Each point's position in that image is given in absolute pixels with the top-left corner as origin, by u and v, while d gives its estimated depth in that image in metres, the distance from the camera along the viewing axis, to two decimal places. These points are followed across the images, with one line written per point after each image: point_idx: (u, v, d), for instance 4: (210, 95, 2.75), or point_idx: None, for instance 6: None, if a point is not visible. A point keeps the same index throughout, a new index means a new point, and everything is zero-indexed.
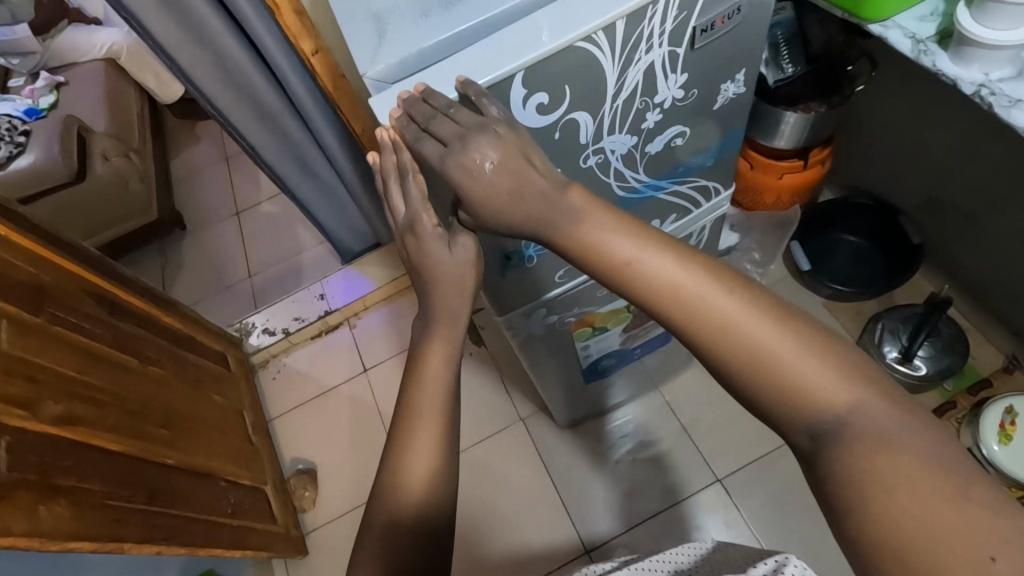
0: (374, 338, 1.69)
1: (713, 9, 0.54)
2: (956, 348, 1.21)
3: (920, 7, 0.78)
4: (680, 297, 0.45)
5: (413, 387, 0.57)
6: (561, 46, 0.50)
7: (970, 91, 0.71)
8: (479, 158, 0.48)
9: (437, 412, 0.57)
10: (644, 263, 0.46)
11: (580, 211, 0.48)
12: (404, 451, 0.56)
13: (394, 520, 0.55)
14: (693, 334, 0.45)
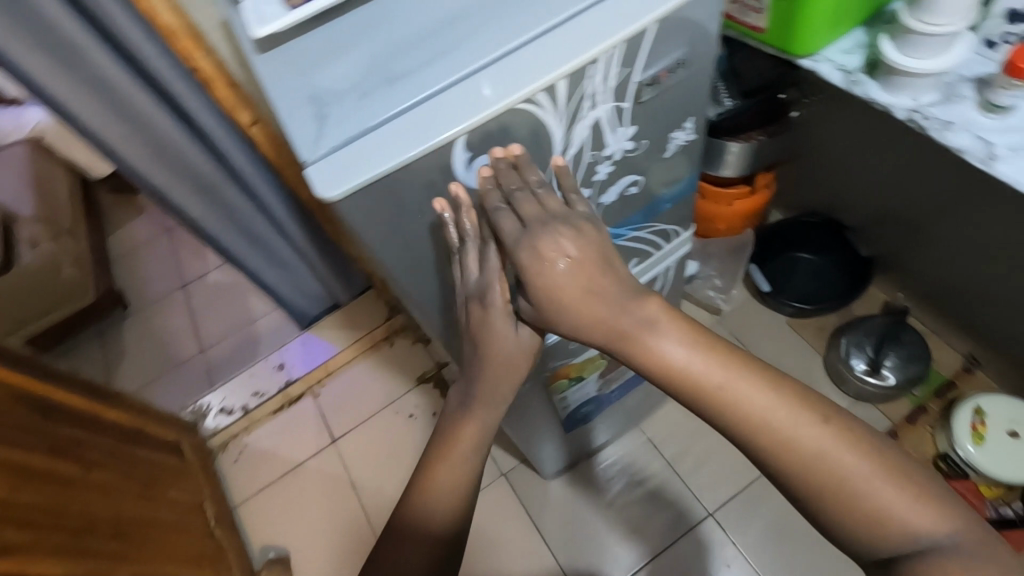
0: (340, 406, 1.61)
1: (656, 62, 0.48)
2: (922, 355, 1.24)
3: (845, 40, 0.81)
4: (767, 422, 0.43)
5: (433, 474, 0.54)
6: (500, 112, 0.43)
7: (904, 117, 0.74)
8: (558, 251, 0.44)
9: (455, 489, 0.54)
10: (722, 382, 0.44)
11: (652, 317, 0.44)
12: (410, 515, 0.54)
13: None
14: (774, 454, 0.43)
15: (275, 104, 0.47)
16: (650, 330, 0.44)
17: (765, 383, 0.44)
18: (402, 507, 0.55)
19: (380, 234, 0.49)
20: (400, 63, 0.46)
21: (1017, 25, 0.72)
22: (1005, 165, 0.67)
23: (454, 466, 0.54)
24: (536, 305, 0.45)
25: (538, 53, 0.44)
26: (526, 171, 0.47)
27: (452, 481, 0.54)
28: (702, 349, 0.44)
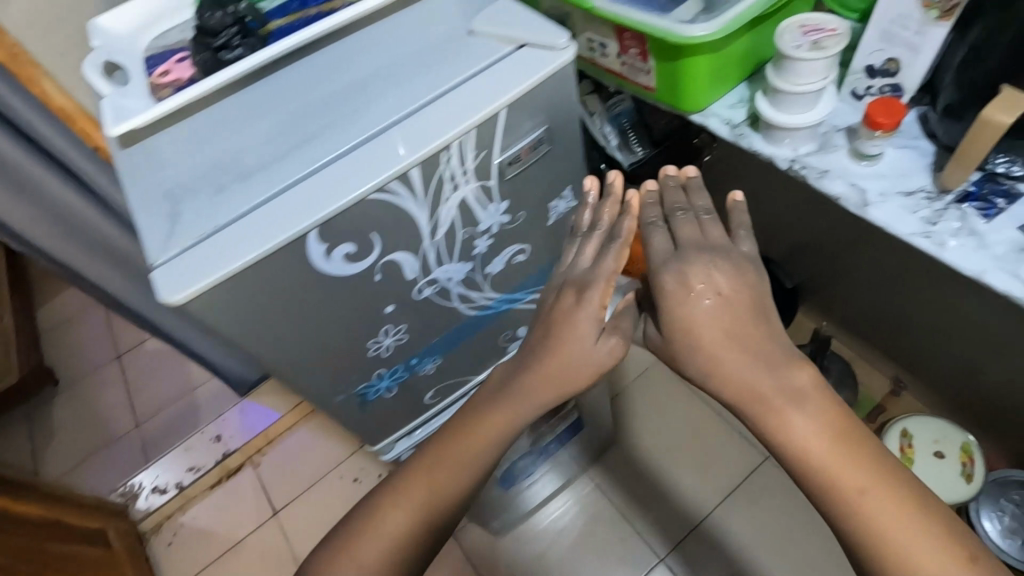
0: (282, 474, 1.54)
1: (515, 142, 0.49)
2: (847, 381, 1.28)
3: (730, 94, 0.85)
4: (872, 513, 0.45)
5: (416, 475, 0.52)
6: (353, 202, 0.43)
7: (785, 167, 0.77)
8: (708, 275, 0.51)
9: (436, 494, 0.51)
10: (840, 467, 0.45)
11: (800, 387, 0.47)
12: (380, 517, 0.51)
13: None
14: (866, 542, 0.45)
15: (132, 203, 0.46)
16: (785, 399, 0.47)
17: (885, 481, 0.45)
18: (371, 508, 0.51)
19: (260, 343, 0.48)
20: (259, 156, 0.47)
21: (876, 79, 0.74)
22: (878, 211, 0.70)
23: (437, 475, 0.52)
24: (672, 336, 0.50)
25: (395, 140, 0.45)
26: (695, 197, 0.59)
27: (433, 487, 0.51)
28: (832, 433, 0.46)
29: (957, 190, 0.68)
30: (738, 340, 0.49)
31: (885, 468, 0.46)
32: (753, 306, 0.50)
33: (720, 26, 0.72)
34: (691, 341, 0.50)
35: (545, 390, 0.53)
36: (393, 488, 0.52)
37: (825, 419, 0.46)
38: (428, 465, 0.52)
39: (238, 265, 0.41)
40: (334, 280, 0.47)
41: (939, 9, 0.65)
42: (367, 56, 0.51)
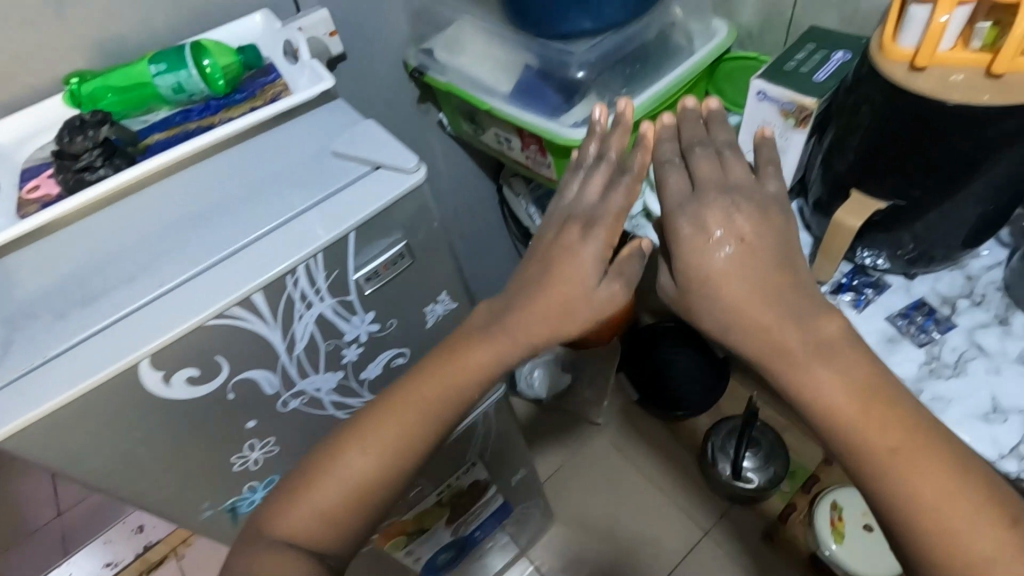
0: (207, 566, 1.46)
1: (371, 259, 0.50)
2: (778, 452, 1.29)
3: None
4: (914, 485, 0.39)
5: (375, 421, 0.48)
6: (190, 329, 0.43)
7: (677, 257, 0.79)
8: (726, 216, 0.46)
9: (397, 438, 0.48)
10: (876, 434, 0.40)
11: (826, 339, 0.43)
12: (337, 461, 0.47)
13: (308, 539, 0.47)
14: (904, 519, 0.39)
15: None
16: (811, 352, 0.42)
17: (925, 449, 0.40)
18: (328, 452, 0.48)
19: (91, 466, 0.45)
20: (108, 279, 0.47)
21: None
22: None
23: (398, 422, 0.48)
24: (682, 286, 0.47)
25: (245, 260, 0.46)
26: (715, 130, 0.53)
27: (395, 432, 0.48)
28: (860, 392, 0.41)
29: (830, 281, 0.71)
30: (762, 294, 0.44)
31: (927, 435, 0.40)
32: (776, 253, 0.45)
33: None
34: (711, 291, 0.45)
35: (528, 342, 0.49)
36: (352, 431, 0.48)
37: (854, 377, 0.41)
38: (389, 409, 0.49)
39: (66, 394, 0.40)
40: (178, 404, 0.46)
41: (794, 118, 0.70)
42: (232, 177, 0.54)
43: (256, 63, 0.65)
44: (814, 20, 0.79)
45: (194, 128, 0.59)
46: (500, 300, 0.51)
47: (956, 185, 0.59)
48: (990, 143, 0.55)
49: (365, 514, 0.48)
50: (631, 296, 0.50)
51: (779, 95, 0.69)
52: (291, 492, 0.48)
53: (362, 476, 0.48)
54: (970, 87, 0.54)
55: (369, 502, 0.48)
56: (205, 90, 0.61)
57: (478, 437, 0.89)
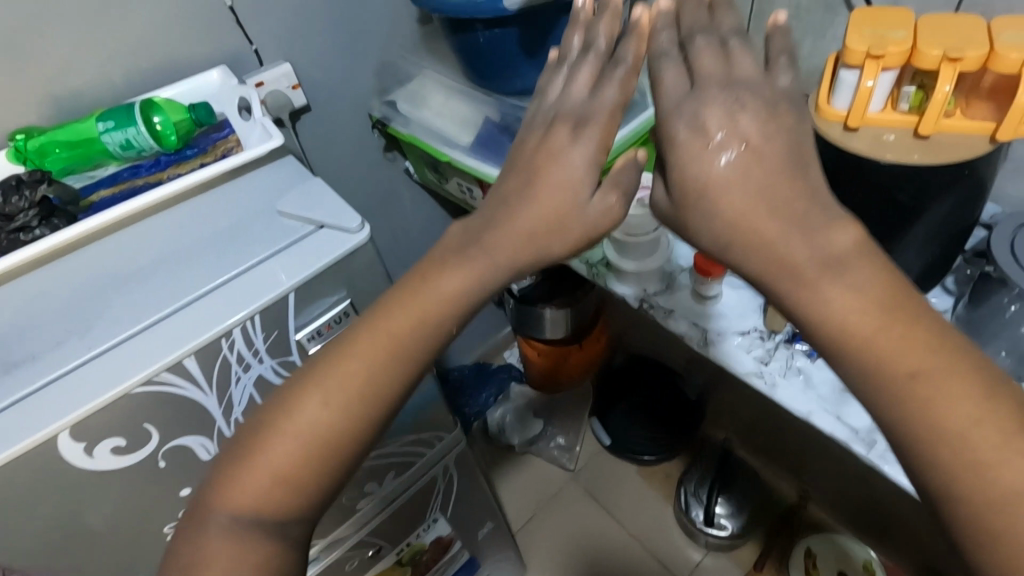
0: None
1: (312, 320, 0.50)
2: (751, 497, 1.28)
3: None
4: (947, 415, 0.32)
5: (332, 362, 0.40)
6: (119, 396, 0.43)
7: (637, 305, 0.80)
8: (727, 111, 0.42)
9: (362, 378, 0.40)
10: (897, 358, 0.34)
11: (836, 253, 0.36)
12: (291, 417, 0.39)
13: (261, 515, 0.38)
14: (934, 465, 0.32)
15: None
16: (819, 269, 0.36)
17: (964, 368, 0.33)
18: (278, 405, 0.40)
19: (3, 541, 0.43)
20: (41, 344, 0.46)
21: None
22: (718, 349, 0.73)
23: (361, 360, 0.40)
24: (680, 195, 0.42)
25: (182, 323, 0.46)
26: (718, 16, 0.50)
27: (357, 373, 0.40)
28: (882, 304, 0.35)
29: (784, 330, 0.72)
30: (771, 202, 0.38)
31: (964, 352, 0.33)
32: (786, 151, 0.40)
33: None
34: (709, 202, 0.40)
35: (512, 259, 0.44)
36: (304, 377, 0.40)
37: (868, 291, 0.35)
38: (347, 347, 0.41)
39: None
40: (104, 476, 0.45)
41: None
42: (179, 237, 0.54)
43: (206, 118, 0.64)
44: None
45: (142, 184, 0.59)
46: (480, 221, 0.46)
47: (895, 233, 0.61)
48: (924, 194, 0.57)
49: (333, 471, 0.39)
50: (627, 206, 0.46)
51: None
52: (237, 456, 0.39)
53: (319, 426, 0.39)
54: (901, 149, 0.56)
55: (334, 455, 0.39)
56: (155, 146, 0.61)
57: (439, 491, 0.86)
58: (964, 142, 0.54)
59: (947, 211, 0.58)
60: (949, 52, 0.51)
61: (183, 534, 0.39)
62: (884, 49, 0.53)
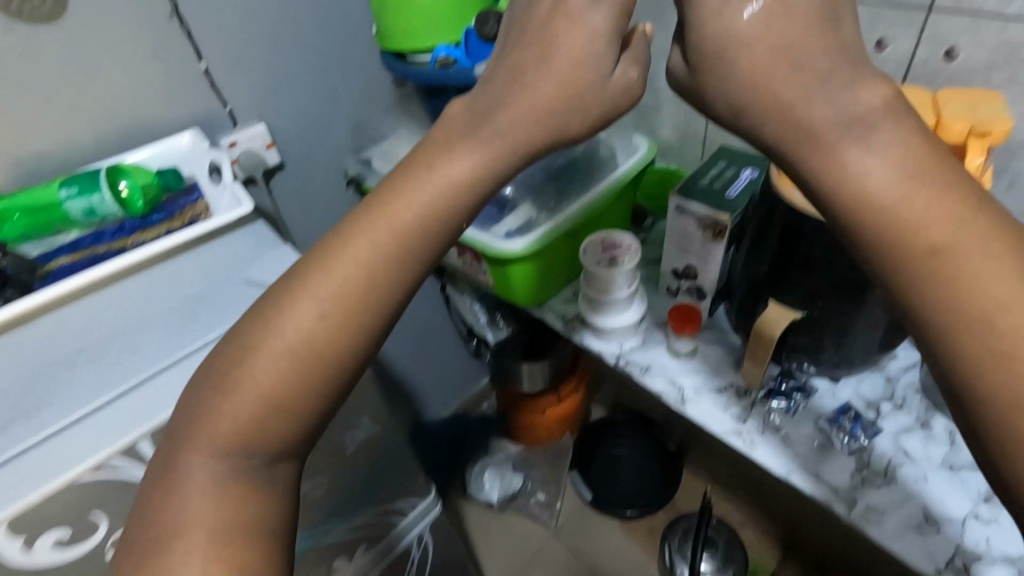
0: None
1: None
2: (736, 552, 1.24)
3: (565, 289, 0.90)
4: (972, 274, 0.30)
5: (314, 276, 0.39)
6: (63, 485, 0.41)
7: (613, 361, 0.79)
8: None
9: (345, 292, 0.38)
10: (926, 216, 0.31)
11: (864, 112, 0.32)
12: (271, 333, 0.38)
13: (242, 434, 0.38)
14: (955, 324, 0.31)
15: None
16: (843, 130, 0.32)
17: (992, 238, 0.31)
18: (259, 321, 0.39)
19: None
20: None
21: (682, 281, 0.81)
22: (696, 407, 0.73)
23: (343, 273, 0.38)
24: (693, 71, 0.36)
25: (136, 403, 0.46)
26: None
27: (338, 286, 0.38)
28: (914, 162, 0.31)
29: (760, 386, 0.72)
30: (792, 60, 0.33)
31: (990, 216, 0.31)
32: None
33: (530, 242, 0.79)
34: (724, 73, 0.35)
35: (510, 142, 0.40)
36: (285, 291, 0.39)
37: (905, 147, 0.32)
38: (328, 258, 0.39)
39: None
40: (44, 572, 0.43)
41: (711, 231, 0.73)
42: (149, 305, 0.54)
43: (175, 183, 0.64)
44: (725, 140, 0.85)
45: (105, 252, 0.59)
46: (484, 98, 0.41)
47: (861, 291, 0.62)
48: None
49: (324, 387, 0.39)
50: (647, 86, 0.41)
51: (694, 210, 0.73)
52: (219, 373, 0.39)
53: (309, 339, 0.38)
54: None
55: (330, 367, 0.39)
56: (119, 213, 0.61)
57: (412, 563, 0.82)
58: None
59: None
60: None
61: (165, 454, 0.39)
62: None
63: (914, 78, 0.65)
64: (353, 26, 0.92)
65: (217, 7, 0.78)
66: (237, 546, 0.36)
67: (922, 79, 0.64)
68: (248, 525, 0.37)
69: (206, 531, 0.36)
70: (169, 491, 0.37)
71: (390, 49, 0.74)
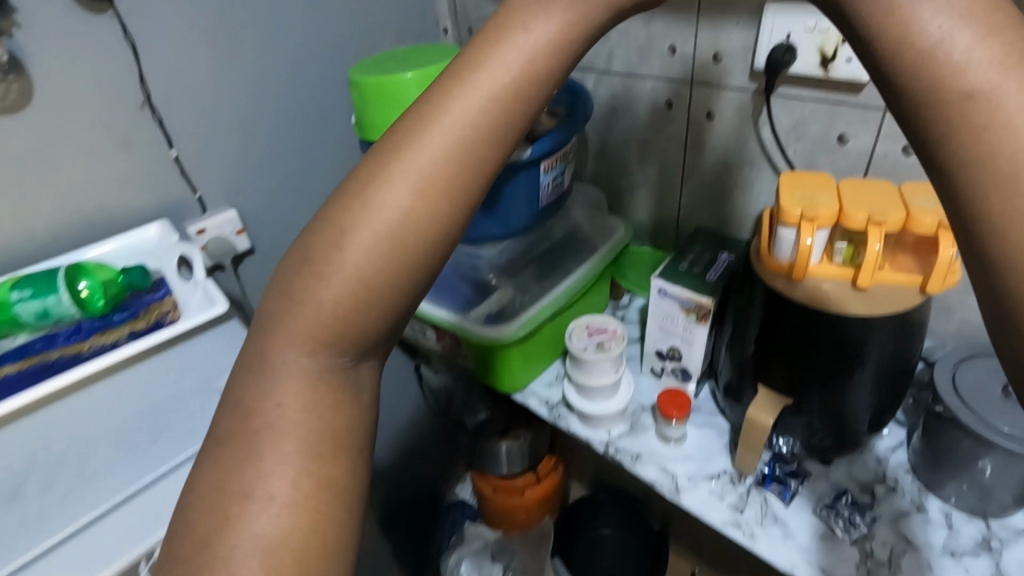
0: None
1: None
2: None
3: (548, 372, 0.88)
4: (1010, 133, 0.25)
5: (418, 134, 0.32)
6: None
7: (603, 450, 0.77)
8: None
9: (446, 153, 0.32)
10: (967, 67, 0.25)
11: None
12: (371, 199, 0.31)
13: (334, 326, 0.32)
14: (987, 185, 0.25)
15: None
16: None
17: None
18: (354, 191, 0.32)
19: None
20: None
21: (667, 362, 0.81)
22: (691, 496, 0.70)
23: (453, 130, 0.32)
24: None
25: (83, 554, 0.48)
26: None
27: (449, 146, 0.32)
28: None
29: (753, 473, 0.70)
30: None
31: None
32: None
33: (513, 329, 0.77)
34: None
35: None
36: (384, 154, 0.32)
37: None
38: (434, 112, 0.32)
39: None
40: None
41: (695, 313, 0.74)
42: (123, 408, 0.57)
43: (143, 282, 0.64)
44: (701, 223, 0.87)
45: (57, 358, 0.58)
46: None
47: (843, 378, 0.63)
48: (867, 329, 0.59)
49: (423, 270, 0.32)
50: None
51: (677, 293, 0.74)
52: (307, 251, 0.32)
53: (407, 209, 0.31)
54: (844, 300, 0.59)
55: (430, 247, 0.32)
56: (77, 314, 0.60)
57: None
58: (900, 294, 0.58)
59: (888, 356, 0.62)
60: (873, 215, 0.56)
61: (244, 354, 0.33)
62: (816, 212, 0.58)
63: (875, 169, 0.67)
64: (327, 111, 0.92)
65: (184, 97, 0.77)
66: (332, 454, 0.31)
67: (883, 171, 0.66)
68: (337, 447, 0.31)
69: (299, 440, 0.30)
70: (257, 391, 0.32)
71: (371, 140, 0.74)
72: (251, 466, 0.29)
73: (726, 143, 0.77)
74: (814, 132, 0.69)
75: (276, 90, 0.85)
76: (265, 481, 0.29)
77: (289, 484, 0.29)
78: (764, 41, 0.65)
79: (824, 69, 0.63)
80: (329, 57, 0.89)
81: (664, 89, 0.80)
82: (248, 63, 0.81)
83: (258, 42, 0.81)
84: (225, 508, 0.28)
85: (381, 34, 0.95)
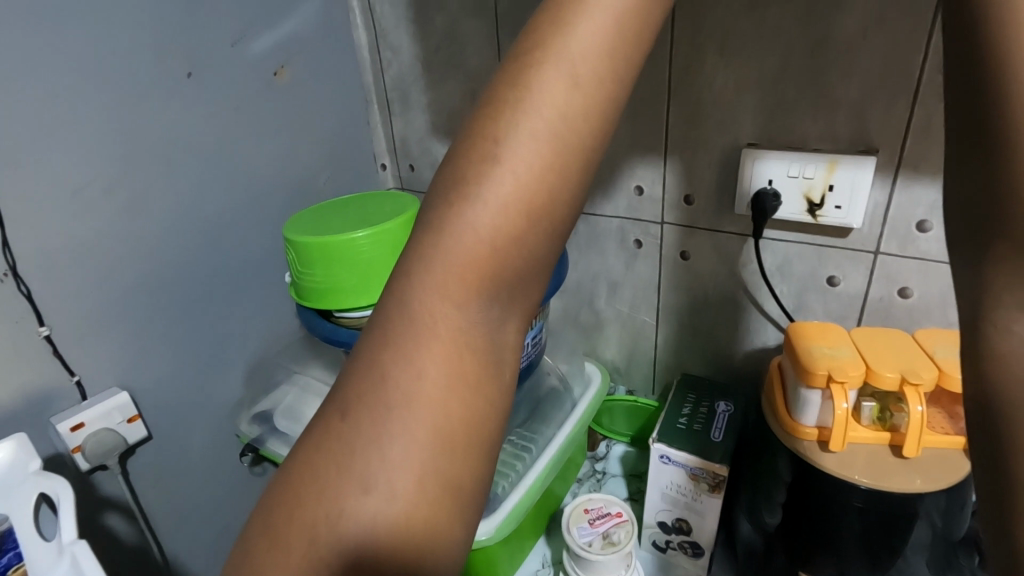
0: None
1: None
2: None
3: (531, 555, 0.73)
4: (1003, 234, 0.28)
5: (557, 39, 0.31)
6: None
7: None
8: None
9: (593, 63, 0.31)
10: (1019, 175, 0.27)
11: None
12: (520, 114, 0.30)
13: (489, 255, 0.30)
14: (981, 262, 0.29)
15: None
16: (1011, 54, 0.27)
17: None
18: (496, 110, 0.31)
19: None
20: None
21: (672, 535, 0.69)
22: None
23: (594, 35, 0.31)
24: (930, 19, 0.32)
25: None
26: None
27: (587, 58, 0.31)
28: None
29: None
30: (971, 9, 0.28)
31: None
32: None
33: (496, 523, 0.63)
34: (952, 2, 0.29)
35: None
36: (514, 78, 0.31)
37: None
38: (572, 10, 0.31)
39: None
40: None
41: (706, 482, 0.63)
42: None
43: None
44: (682, 363, 0.80)
45: None
46: None
47: (893, 554, 0.55)
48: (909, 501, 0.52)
49: (580, 174, 0.31)
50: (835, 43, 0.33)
51: (684, 459, 0.64)
52: (454, 178, 0.31)
53: (561, 120, 0.30)
54: (881, 470, 0.52)
55: (583, 157, 0.31)
56: None
57: None
58: (944, 459, 0.52)
59: (940, 523, 0.54)
60: (907, 375, 0.52)
61: None
62: (845, 374, 0.53)
63: (870, 312, 0.64)
64: (256, 262, 0.79)
65: (75, 268, 0.62)
66: (447, 478, 0.29)
67: (879, 314, 0.64)
68: (456, 447, 0.29)
69: (430, 428, 0.29)
70: (400, 356, 0.30)
71: (309, 305, 0.62)
72: (377, 454, 0.28)
73: (706, 283, 0.73)
74: (801, 272, 0.66)
75: (185, 243, 0.71)
76: (384, 472, 0.28)
77: (412, 482, 0.28)
78: (747, 183, 0.63)
79: (813, 215, 0.61)
80: (253, 203, 0.77)
81: (633, 229, 0.75)
82: (151, 216, 0.67)
83: (172, 198, 0.68)
84: (339, 500, 0.28)
85: (314, 173, 0.84)
